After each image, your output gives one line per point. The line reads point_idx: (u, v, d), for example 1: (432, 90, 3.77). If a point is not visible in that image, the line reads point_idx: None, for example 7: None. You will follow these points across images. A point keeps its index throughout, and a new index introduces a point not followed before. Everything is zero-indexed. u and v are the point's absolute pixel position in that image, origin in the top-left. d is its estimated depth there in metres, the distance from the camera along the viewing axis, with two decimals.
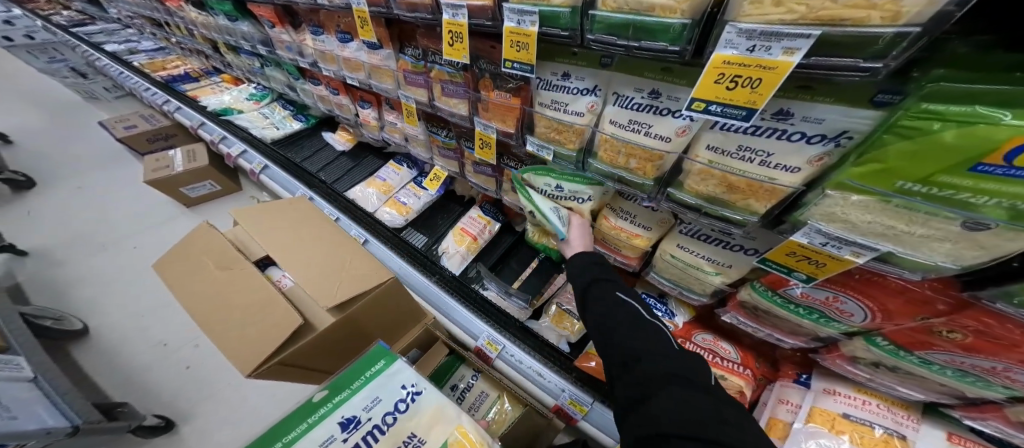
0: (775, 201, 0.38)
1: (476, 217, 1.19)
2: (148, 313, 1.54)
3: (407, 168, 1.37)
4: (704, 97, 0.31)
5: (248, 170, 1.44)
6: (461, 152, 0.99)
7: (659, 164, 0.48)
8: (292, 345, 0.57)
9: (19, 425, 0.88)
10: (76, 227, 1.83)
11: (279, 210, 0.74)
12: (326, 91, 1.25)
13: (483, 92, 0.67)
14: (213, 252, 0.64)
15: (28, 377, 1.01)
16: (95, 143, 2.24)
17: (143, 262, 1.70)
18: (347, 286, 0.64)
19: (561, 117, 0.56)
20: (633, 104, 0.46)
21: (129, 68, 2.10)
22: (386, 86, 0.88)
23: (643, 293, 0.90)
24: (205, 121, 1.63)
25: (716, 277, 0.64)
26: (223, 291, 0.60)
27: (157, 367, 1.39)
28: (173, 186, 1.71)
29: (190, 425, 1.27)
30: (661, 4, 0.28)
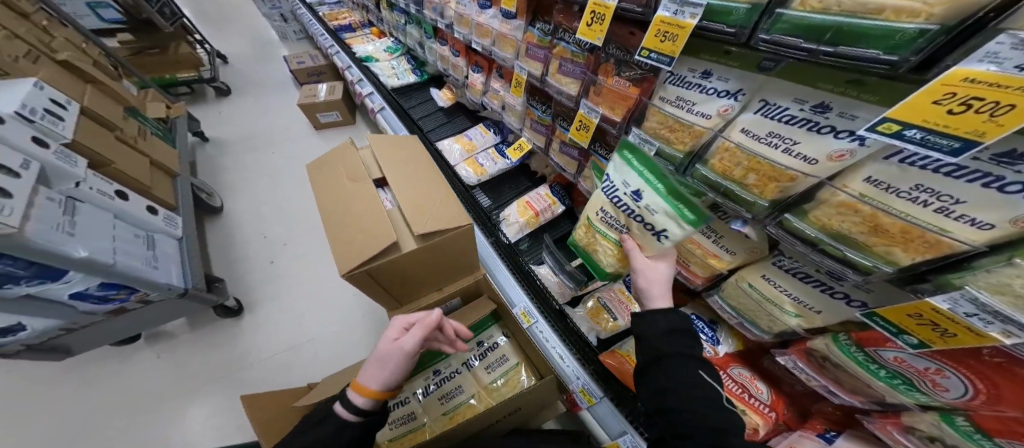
0: (933, 257, 0.32)
1: (544, 195, 1.28)
2: (262, 211, 1.83)
3: (493, 133, 1.47)
4: (903, 119, 0.28)
5: (370, 109, 1.65)
6: (554, 130, 1.02)
7: (785, 186, 0.43)
8: (378, 260, 0.66)
9: (154, 275, 1.11)
10: (229, 128, 2.23)
11: (398, 144, 0.85)
12: (448, 52, 1.37)
13: (601, 77, 0.69)
14: (347, 166, 0.78)
15: (177, 236, 1.31)
16: (268, 69, 2.70)
17: (266, 170, 2.01)
18: (433, 222, 0.71)
19: (680, 116, 0.55)
20: (783, 116, 0.42)
21: (314, 14, 2.43)
22: (506, 55, 0.97)
23: (693, 313, 0.92)
24: (352, 65, 1.84)
25: (794, 320, 0.58)
26: (348, 199, 0.73)
27: (248, 258, 1.67)
28: (313, 111, 2.05)
29: (257, 314, 1.52)
30: (897, 6, 0.25)
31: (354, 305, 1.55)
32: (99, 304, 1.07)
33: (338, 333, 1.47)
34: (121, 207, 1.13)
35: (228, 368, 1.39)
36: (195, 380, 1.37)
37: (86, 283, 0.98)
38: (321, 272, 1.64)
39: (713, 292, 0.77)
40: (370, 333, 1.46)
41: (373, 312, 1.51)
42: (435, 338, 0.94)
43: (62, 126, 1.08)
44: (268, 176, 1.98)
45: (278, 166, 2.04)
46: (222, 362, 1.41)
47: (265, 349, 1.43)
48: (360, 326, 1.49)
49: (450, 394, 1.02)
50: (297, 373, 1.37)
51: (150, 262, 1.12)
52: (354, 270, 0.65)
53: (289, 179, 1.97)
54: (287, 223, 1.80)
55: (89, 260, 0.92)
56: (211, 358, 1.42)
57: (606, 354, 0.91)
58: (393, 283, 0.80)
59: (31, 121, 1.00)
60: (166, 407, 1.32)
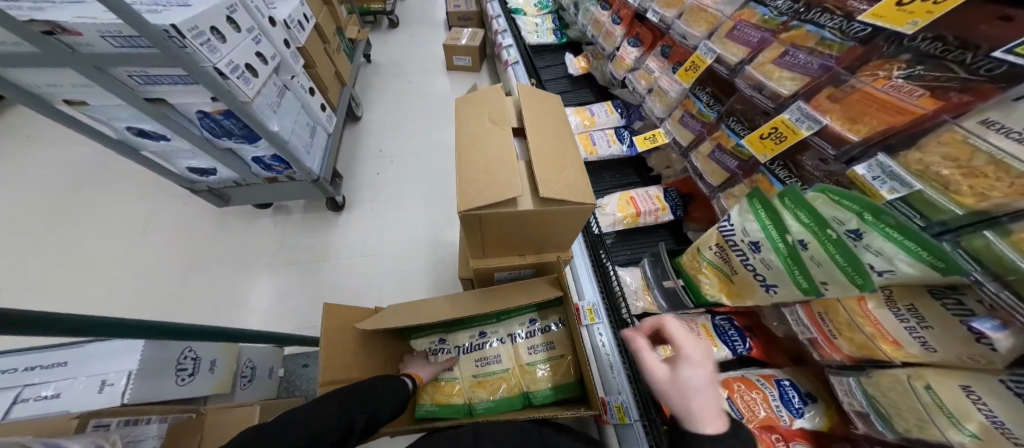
0: None
1: (653, 196, 1.16)
2: (379, 129, 2.02)
3: (619, 115, 1.35)
4: None
5: (503, 60, 1.60)
6: (713, 129, 0.88)
7: None
8: (496, 207, 0.65)
9: (307, 161, 1.29)
10: (376, 50, 2.46)
11: (537, 99, 0.81)
12: (607, 18, 1.27)
13: (860, 75, 0.53)
14: (492, 110, 0.77)
15: (328, 131, 1.50)
16: (421, 7, 2.86)
17: (393, 95, 2.19)
18: (557, 189, 0.67)
19: (1023, 156, 0.33)
20: None
21: None
22: (694, 32, 0.88)
23: (785, 378, 0.78)
24: (501, 15, 1.81)
25: (965, 437, 0.43)
26: (486, 141, 0.72)
27: (357, 168, 1.87)
28: (452, 53, 2.15)
29: (346, 217, 1.72)
30: None
31: (429, 240, 1.64)
32: (265, 170, 1.31)
33: (400, 260, 1.58)
34: (309, 100, 1.33)
35: (313, 254, 1.62)
36: (289, 252, 1.64)
37: (265, 151, 1.19)
38: (404, 201, 1.75)
39: (851, 374, 0.64)
40: (432, 271, 1.55)
41: (443, 252, 1.60)
42: (503, 300, 0.94)
43: (300, 32, 1.27)
44: (391, 101, 2.15)
45: (403, 94, 2.19)
46: (310, 247, 1.64)
47: (344, 249, 1.63)
48: (422, 264, 1.57)
49: (491, 357, 1.03)
50: (360, 281, 1.53)
51: (308, 148, 1.31)
52: (472, 210, 0.63)
53: (407, 109, 2.12)
54: (394, 145, 1.95)
55: (275, 136, 1.10)
56: (305, 240, 1.67)
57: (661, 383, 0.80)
58: (488, 235, 0.79)
59: (288, 28, 1.20)
60: (266, 264, 1.60)
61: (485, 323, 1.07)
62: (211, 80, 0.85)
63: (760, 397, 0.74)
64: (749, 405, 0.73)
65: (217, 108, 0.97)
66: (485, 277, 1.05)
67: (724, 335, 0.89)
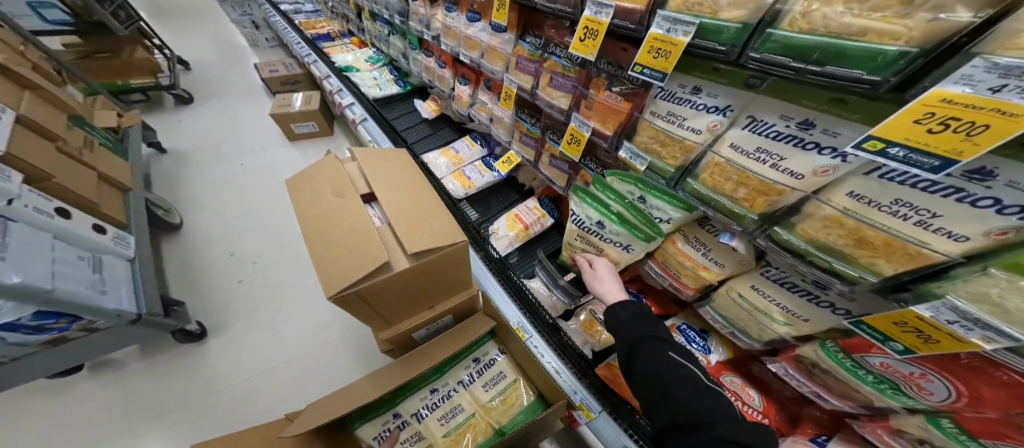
0: (914, 266, 0.34)
1: (533, 208, 1.28)
2: (236, 225, 1.75)
3: (479, 146, 1.47)
4: (889, 136, 0.29)
5: (351, 120, 1.59)
6: (543, 142, 1.03)
7: (774, 200, 0.45)
8: (367, 280, 0.62)
9: (103, 301, 1.03)
10: (201, 139, 2.13)
11: (383, 158, 0.82)
12: (434, 64, 1.37)
13: (592, 91, 0.70)
14: (334, 182, 0.74)
15: (127, 256, 1.23)
16: (238, 79, 2.60)
17: (244, 181, 1.94)
18: (427, 239, 0.68)
19: (673, 130, 0.55)
20: (771, 132, 0.42)
21: (289, 22, 2.33)
22: (495, 68, 0.96)
23: (682, 323, 0.93)
24: (331, 75, 1.79)
25: (784, 327, 0.59)
26: (335, 215, 0.69)
27: (220, 277, 1.57)
28: (286, 121, 2.01)
29: (227, 333, 1.42)
30: (886, 30, 0.26)
31: (334, 322, 1.48)
32: (33, 335, 0.99)
33: (312, 353, 1.38)
34: (64, 224, 1.06)
35: (192, 396, 1.28)
36: (151, 410, 1.25)
37: (13, 313, 0.89)
38: (299, 289, 1.57)
39: (704, 303, 0.78)
40: (353, 351, 1.39)
41: (354, 329, 1.45)
42: (429, 356, 0.89)
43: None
44: (243, 188, 1.91)
45: (256, 176, 1.96)
46: (185, 390, 1.30)
47: (234, 372, 1.33)
48: (338, 348, 1.40)
49: (450, 413, 0.96)
50: (268, 400, 1.27)
51: (97, 286, 1.03)
52: (344, 290, 0.61)
53: (263, 193, 1.89)
54: (266, 233, 1.74)
55: (22, 287, 0.83)
56: (172, 385, 1.31)
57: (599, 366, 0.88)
58: (380, 306, 0.75)
59: None
60: (115, 442, 1.19)
61: (432, 381, 0.99)
62: None
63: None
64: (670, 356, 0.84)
65: None
66: (404, 343, 0.98)
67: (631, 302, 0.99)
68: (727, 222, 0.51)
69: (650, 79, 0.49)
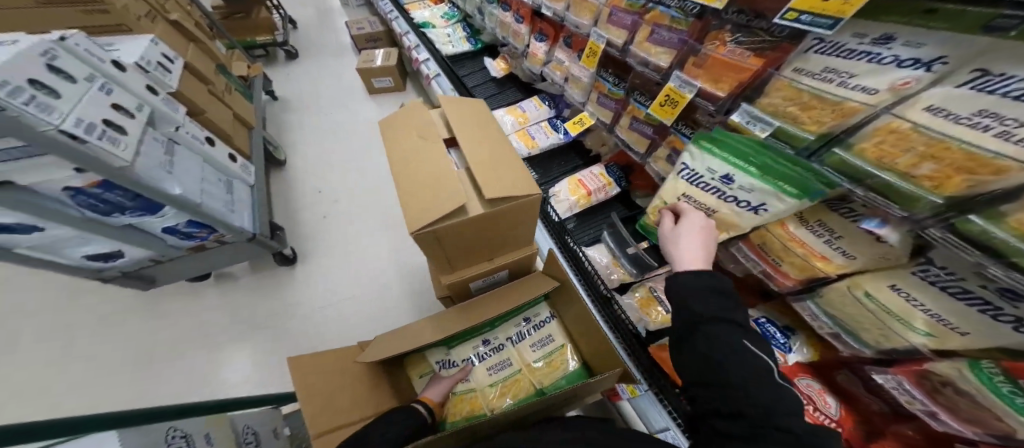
0: None
1: (598, 174, 1.21)
2: (315, 168, 1.92)
3: (547, 107, 1.40)
4: None
5: (425, 75, 1.63)
6: (625, 104, 0.96)
7: (976, 183, 0.34)
8: (446, 220, 0.64)
9: (230, 219, 1.21)
10: (289, 89, 2.34)
11: (462, 106, 0.81)
12: (510, 19, 1.31)
13: (708, 46, 0.63)
14: (415, 125, 0.76)
15: (248, 183, 1.41)
16: (325, 35, 2.76)
17: (322, 130, 2.10)
18: (504, 187, 0.67)
19: (830, 90, 0.46)
20: (1013, 92, 0.29)
21: None
22: (582, 21, 0.93)
23: (762, 317, 0.86)
24: (410, 31, 1.80)
25: (921, 338, 0.48)
26: (418, 157, 0.71)
27: (304, 212, 1.76)
28: (368, 75, 2.10)
29: (308, 265, 1.62)
30: None
31: (394, 270, 1.60)
32: (184, 240, 1.19)
33: (377, 293, 1.54)
34: (209, 151, 1.22)
35: (281, 313, 1.51)
36: (252, 318, 1.51)
37: (176, 220, 1.08)
38: (365, 234, 1.70)
39: (805, 297, 0.69)
40: (412, 296, 1.51)
41: (413, 277, 1.57)
42: (484, 310, 0.92)
43: (170, 77, 1.17)
44: (324, 136, 2.07)
45: (330, 128, 2.10)
46: (277, 307, 1.53)
47: (314, 300, 1.53)
48: (399, 293, 1.53)
49: (499, 364, 1.00)
50: (341, 328, 1.46)
51: (228, 206, 1.22)
52: (423, 228, 0.63)
53: (337, 142, 2.03)
54: (341, 180, 1.89)
55: (180, 199, 1.01)
56: (267, 300, 1.55)
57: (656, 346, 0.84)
58: (448, 251, 0.78)
59: (147, 72, 1.08)
60: (228, 337, 1.47)
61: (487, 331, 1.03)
62: (61, 148, 0.71)
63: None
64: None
65: (91, 179, 0.84)
66: (461, 292, 1.02)
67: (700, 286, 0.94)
68: (885, 204, 0.43)
69: (810, 26, 0.43)
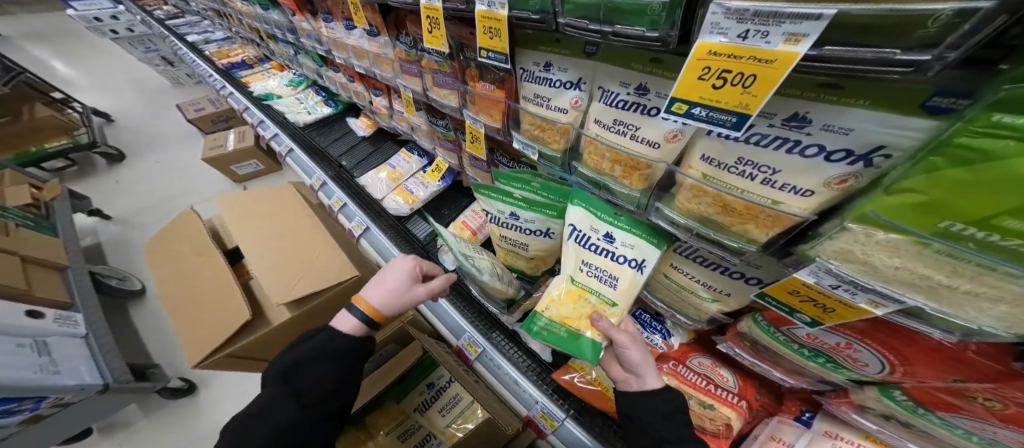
0: (780, 229, 0.30)
1: (478, 210, 1.13)
2: None
3: (417, 156, 1.33)
4: (685, 97, 0.25)
5: (278, 152, 1.50)
6: (460, 144, 0.88)
7: (646, 174, 0.40)
8: (243, 334, 0.70)
9: (58, 379, 0.98)
10: (144, 202, 2.08)
11: (259, 214, 0.86)
12: (344, 79, 1.22)
13: (470, 84, 0.60)
14: (201, 247, 0.81)
15: (80, 334, 1.16)
16: (170, 129, 2.53)
17: None
18: (300, 283, 0.72)
19: (544, 113, 0.49)
20: (618, 102, 0.38)
21: (199, 55, 2.18)
22: (387, 75, 0.81)
23: (637, 308, 0.84)
24: (250, 106, 1.70)
25: (713, 304, 0.56)
26: (212, 281, 0.76)
27: None
28: (224, 163, 1.91)
29: (212, 390, 1.40)
30: None
31: None
32: (7, 417, 0.91)
33: None
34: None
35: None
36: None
37: None
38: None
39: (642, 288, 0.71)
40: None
41: None
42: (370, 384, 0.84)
43: None
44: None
45: None
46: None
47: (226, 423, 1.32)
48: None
49: (405, 435, 0.83)
50: None
51: (48, 368, 0.98)
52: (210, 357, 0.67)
53: None
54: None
55: None
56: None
57: (559, 371, 0.76)
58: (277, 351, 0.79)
59: None
60: None
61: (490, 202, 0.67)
62: None
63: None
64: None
65: None
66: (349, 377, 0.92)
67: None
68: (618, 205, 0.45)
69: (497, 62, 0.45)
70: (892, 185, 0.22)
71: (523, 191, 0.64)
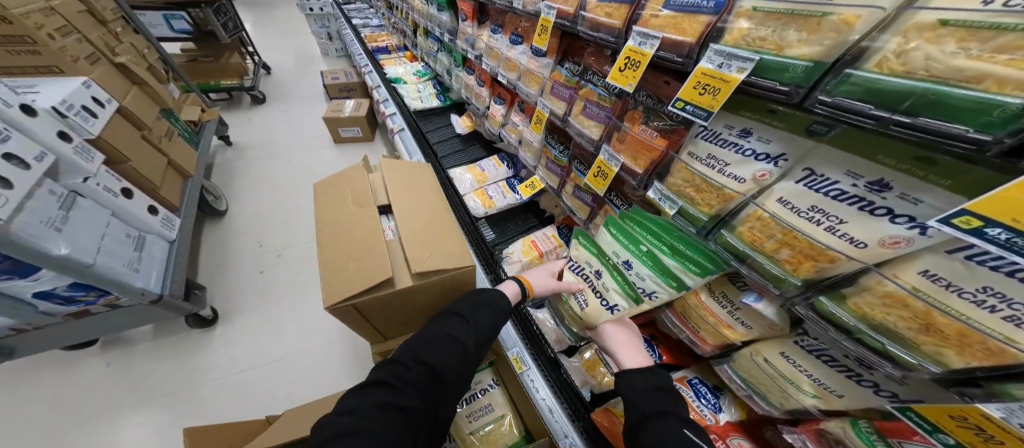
0: (994, 365, 0.28)
1: (550, 236, 1.14)
2: (268, 218, 1.83)
3: (506, 166, 1.39)
4: (988, 213, 0.24)
5: (390, 129, 1.67)
6: (569, 172, 0.91)
7: (823, 266, 0.39)
8: (368, 293, 0.58)
9: (132, 278, 1.04)
10: (257, 137, 2.34)
11: (408, 176, 0.78)
12: (474, 82, 1.33)
13: (626, 123, 0.63)
14: (354, 190, 0.73)
15: (167, 237, 1.27)
16: (300, 85, 2.90)
17: (282, 176, 2.07)
18: (434, 260, 0.62)
19: (711, 175, 0.50)
20: (830, 190, 0.38)
21: (356, 35, 2.53)
22: (530, 91, 0.88)
23: (693, 376, 0.79)
24: (381, 84, 1.92)
25: (811, 399, 0.51)
26: (349, 225, 0.66)
27: (243, 265, 1.62)
28: (336, 124, 2.14)
29: (235, 323, 1.44)
30: (998, 80, 0.21)
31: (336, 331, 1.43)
32: (63, 305, 1.01)
33: (315, 350, 1.37)
34: (123, 205, 1.11)
35: (183, 378, 1.30)
36: (150, 389, 1.27)
37: (60, 282, 0.93)
38: (305, 292, 1.55)
39: (723, 360, 0.68)
40: (351, 357, 1.35)
41: (355, 340, 1.40)
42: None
43: (92, 123, 1.08)
44: (279, 186, 2.01)
45: (294, 174, 2.08)
46: (186, 376, 1.30)
47: (231, 363, 1.34)
48: (341, 356, 1.35)
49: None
50: (263, 395, 1.26)
51: (132, 264, 1.06)
52: (340, 303, 0.57)
53: (294, 199, 1.95)
54: (287, 234, 1.77)
55: (65, 259, 0.86)
56: (179, 369, 1.32)
57: (597, 410, 0.73)
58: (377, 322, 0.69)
59: (64, 116, 1.01)
60: (120, 420, 1.21)
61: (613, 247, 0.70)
62: None
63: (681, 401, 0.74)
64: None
65: None
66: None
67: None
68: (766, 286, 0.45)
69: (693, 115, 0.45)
70: None
71: (645, 236, 0.63)
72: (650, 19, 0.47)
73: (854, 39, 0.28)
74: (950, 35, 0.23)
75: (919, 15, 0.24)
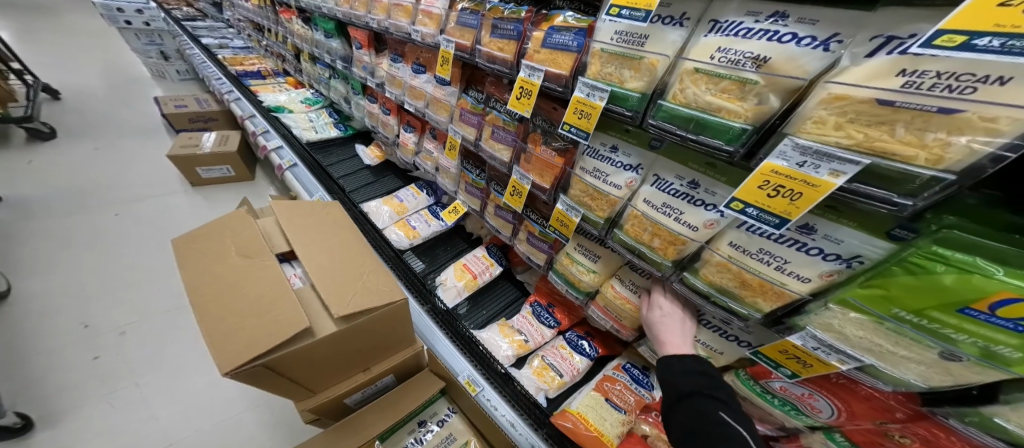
0: (782, 304, 0.42)
1: (481, 256, 1.16)
2: (101, 287, 1.39)
3: (426, 194, 1.38)
4: (745, 199, 0.35)
5: (277, 165, 1.47)
6: (488, 193, 0.97)
7: (680, 248, 0.51)
8: (281, 348, 0.50)
9: None
10: (71, 190, 1.79)
11: (317, 210, 0.71)
12: (378, 109, 1.31)
13: (530, 145, 0.72)
14: (238, 238, 0.61)
15: None
16: (139, 117, 2.37)
17: (122, 232, 1.62)
18: (359, 298, 0.58)
19: (598, 185, 0.60)
20: (671, 189, 0.50)
21: (211, 57, 2.23)
22: (441, 118, 0.92)
23: (625, 362, 0.89)
24: (256, 115, 1.70)
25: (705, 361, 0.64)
26: (236, 280, 0.55)
27: (66, 351, 1.19)
28: (192, 164, 1.80)
29: (59, 431, 1.02)
30: (729, 107, 0.32)
31: (226, 397, 1.14)
32: None
33: (195, 439, 1.04)
34: None
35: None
36: None
37: None
38: (173, 359, 1.21)
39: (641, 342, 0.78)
40: (262, 432, 1.06)
41: (254, 406, 1.12)
42: (359, 429, 0.76)
43: None
44: (121, 243, 1.57)
45: (144, 227, 1.66)
46: None
47: None
48: (238, 444, 1.04)
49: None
50: None
51: None
52: (240, 368, 0.47)
53: (145, 254, 1.54)
54: (134, 299, 1.36)
55: None
56: None
57: (556, 414, 0.77)
58: (298, 374, 0.61)
59: None
60: None
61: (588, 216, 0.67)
62: None
63: (622, 387, 0.82)
64: (620, 398, 0.79)
65: None
66: (332, 412, 0.80)
67: (538, 316, 1.00)
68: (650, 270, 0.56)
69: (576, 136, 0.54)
70: (864, 281, 0.33)
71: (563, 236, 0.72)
72: (534, 54, 0.56)
73: (660, 77, 0.40)
74: (700, 77, 0.34)
75: (685, 64, 0.36)
